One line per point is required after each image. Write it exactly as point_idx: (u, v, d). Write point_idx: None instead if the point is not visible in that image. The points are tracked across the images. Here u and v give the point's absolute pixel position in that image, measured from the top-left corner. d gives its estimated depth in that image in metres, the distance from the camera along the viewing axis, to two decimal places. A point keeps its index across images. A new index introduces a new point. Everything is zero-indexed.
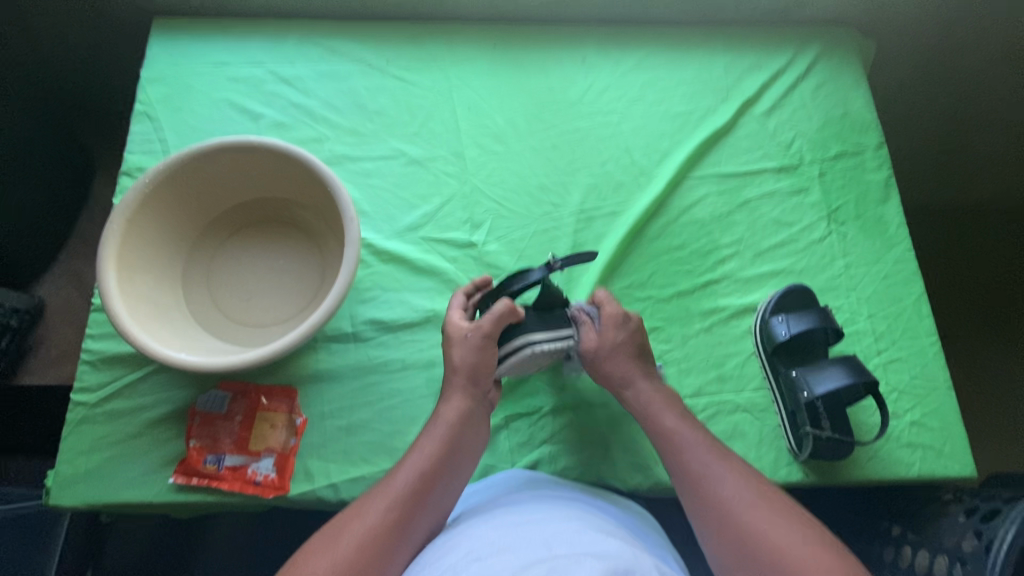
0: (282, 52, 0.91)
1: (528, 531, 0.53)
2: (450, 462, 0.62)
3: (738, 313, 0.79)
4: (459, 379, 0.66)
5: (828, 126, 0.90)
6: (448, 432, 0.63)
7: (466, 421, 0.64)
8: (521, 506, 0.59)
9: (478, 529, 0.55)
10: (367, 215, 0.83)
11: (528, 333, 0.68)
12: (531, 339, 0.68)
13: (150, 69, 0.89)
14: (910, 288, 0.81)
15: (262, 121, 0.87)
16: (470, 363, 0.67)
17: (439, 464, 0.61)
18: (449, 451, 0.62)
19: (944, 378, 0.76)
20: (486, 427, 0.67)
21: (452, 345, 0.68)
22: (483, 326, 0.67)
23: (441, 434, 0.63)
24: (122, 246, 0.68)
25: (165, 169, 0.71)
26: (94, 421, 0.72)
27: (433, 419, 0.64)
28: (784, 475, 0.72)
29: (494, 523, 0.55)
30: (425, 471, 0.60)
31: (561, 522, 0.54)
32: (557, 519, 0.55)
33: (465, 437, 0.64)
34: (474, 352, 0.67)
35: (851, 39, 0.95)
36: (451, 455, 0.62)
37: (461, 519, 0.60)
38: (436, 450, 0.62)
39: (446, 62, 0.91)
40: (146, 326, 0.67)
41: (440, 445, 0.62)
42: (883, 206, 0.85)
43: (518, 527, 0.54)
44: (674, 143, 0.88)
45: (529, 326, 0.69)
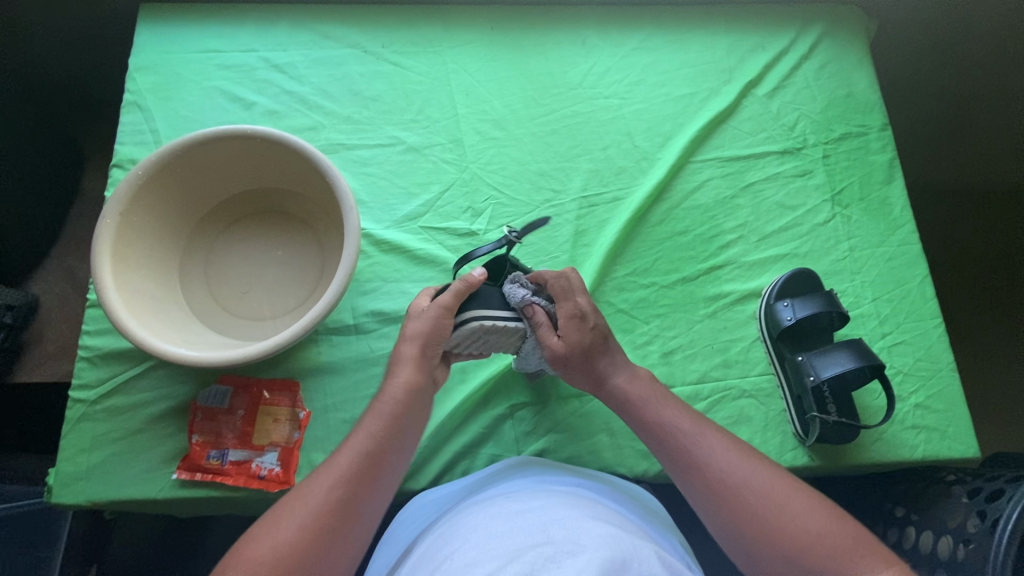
0: (274, 38, 0.89)
1: (526, 519, 0.52)
2: (398, 435, 0.60)
3: (742, 298, 0.79)
4: (416, 355, 0.64)
5: (832, 107, 0.88)
6: (396, 406, 0.61)
7: (414, 394, 0.62)
8: (519, 495, 0.59)
9: (476, 516, 0.55)
10: (366, 204, 0.81)
11: (483, 309, 0.63)
12: (482, 315, 0.62)
13: (138, 58, 0.86)
14: (914, 270, 0.80)
15: (255, 109, 0.85)
16: (426, 337, 0.64)
17: (388, 438, 0.59)
18: (397, 425, 0.61)
19: (948, 360, 0.76)
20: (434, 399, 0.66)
21: (411, 320, 0.65)
22: (441, 300, 0.64)
23: (391, 407, 0.61)
24: (117, 241, 0.67)
25: (157, 160, 0.69)
26: (94, 418, 0.71)
27: (380, 395, 0.62)
28: (790, 459, 0.72)
29: (492, 511, 0.55)
30: (373, 447, 0.58)
31: (559, 509, 0.54)
32: (557, 507, 0.54)
33: (415, 410, 0.62)
34: (430, 326, 0.64)
35: (854, 17, 0.94)
36: (401, 429, 0.61)
37: (459, 508, 0.60)
38: (384, 425, 0.60)
39: (443, 46, 0.89)
40: (145, 322, 0.65)
41: (387, 420, 0.60)
42: (887, 187, 0.85)
43: (517, 515, 0.53)
44: (676, 126, 0.86)
45: (488, 303, 0.64)
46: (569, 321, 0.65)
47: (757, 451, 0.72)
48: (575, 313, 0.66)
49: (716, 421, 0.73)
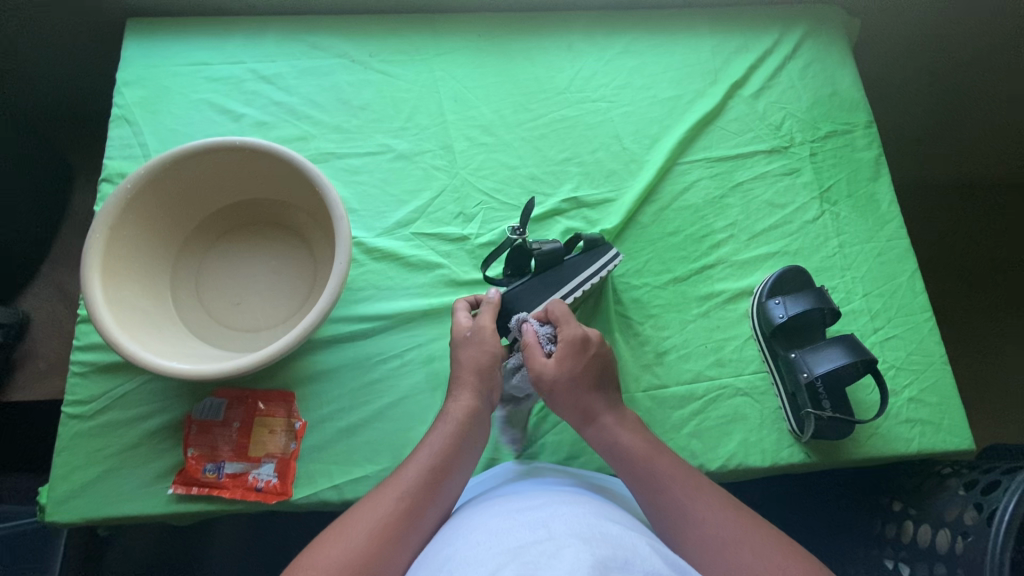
0: (261, 49, 0.89)
1: (527, 517, 0.52)
2: (455, 461, 0.60)
3: (735, 297, 0.79)
4: (468, 376, 0.64)
5: (818, 105, 0.89)
6: (456, 432, 0.61)
7: (470, 422, 0.62)
8: (522, 494, 0.59)
9: (476, 517, 0.55)
10: (357, 212, 0.81)
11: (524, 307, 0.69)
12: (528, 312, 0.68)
13: (125, 72, 0.86)
14: (903, 264, 0.81)
15: (243, 121, 0.85)
16: (469, 367, 0.65)
17: (447, 465, 0.59)
18: (457, 451, 0.61)
19: (940, 353, 0.77)
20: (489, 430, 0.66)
21: (457, 346, 0.67)
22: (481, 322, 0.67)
23: (450, 433, 0.61)
24: (106, 254, 0.66)
25: (146, 173, 0.68)
26: (87, 434, 0.71)
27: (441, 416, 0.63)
28: (787, 456, 0.72)
29: (494, 511, 0.55)
30: (434, 469, 0.58)
31: (561, 506, 0.54)
32: (558, 505, 0.54)
33: (473, 440, 0.62)
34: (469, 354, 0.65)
35: (837, 18, 0.95)
36: (458, 455, 0.60)
37: (462, 509, 0.60)
38: (441, 451, 0.60)
39: (431, 54, 0.90)
40: (138, 336, 0.65)
41: (445, 445, 0.60)
42: (875, 182, 0.85)
43: (518, 513, 0.53)
44: (664, 128, 0.87)
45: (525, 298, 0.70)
46: (567, 345, 0.64)
47: (753, 449, 0.72)
48: (576, 341, 0.64)
49: (712, 420, 0.73)
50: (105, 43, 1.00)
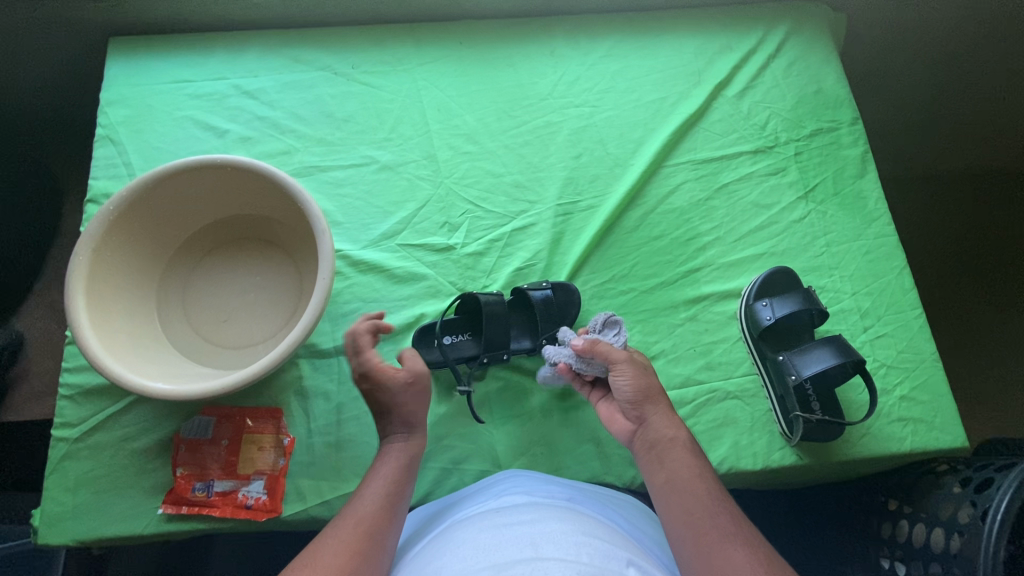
0: (243, 65, 0.89)
1: (514, 533, 0.52)
2: (395, 497, 0.60)
3: (723, 299, 0.79)
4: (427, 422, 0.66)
5: (802, 104, 0.89)
6: (397, 458, 0.63)
7: (401, 460, 0.63)
8: (512, 507, 0.59)
9: (465, 530, 0.55)
10: (341, 225, 0.81)
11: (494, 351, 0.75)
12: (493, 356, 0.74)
13: (108, 92, 0.86)
14: (892, 262, 0.81)
15: (227, 137, 0.85)
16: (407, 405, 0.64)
17: (390, 502, 0.59)
18: (397, 489, 0.60)
19: (930, 351, 0.76)
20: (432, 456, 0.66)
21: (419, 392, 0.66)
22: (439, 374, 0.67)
23: (388, 473, 0.61)
24: (91, 276, 0.67)
25: (128, 194, 0.69)
26: (77, 456, 0.71)
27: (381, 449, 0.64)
28: (779, 459, 0.72)
29: (483, 524, 0.55)
30: (384, 492, 0.59)
31: (549, 522, 0.54)
32: (545, 521, 0.54)
33: (409, 480, 0.62)
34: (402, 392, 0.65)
35: (820, 15, 0.94)
36: (397, 492, 0.60)
37: (453, 520, 0.60)
38: (380, 488, 0.60)
39: (413, 63, 0.90)
40: (123, 358, 0.65)
41: (386, 482, 0.60)
42: (861, 180, 0.85)
43: (505, 529, 0.53)
44: (648, 131, 0.87)
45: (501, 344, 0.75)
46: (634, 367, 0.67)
47: (745, 453, 0.71)
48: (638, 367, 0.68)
49: (702, 424, 0.72)
50: (89, 62, 1.00)
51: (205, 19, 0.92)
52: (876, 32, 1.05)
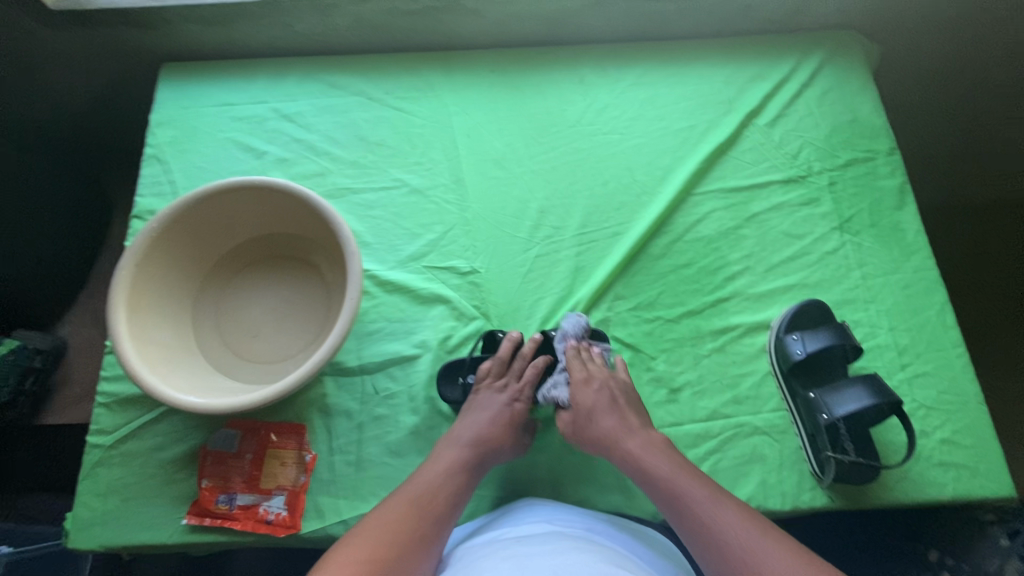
0: (284, 89, 0.93)
1: (536, 563, 0.51)
2: (444, 506, 0.62)
3: (751, 331, 0.77)
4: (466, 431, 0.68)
5: (837, 133, 0.87)
6: (467, 440, 0.67)
7: (459, 471, 0.65)
8: (532, 536, 0.58)
9: (485, 561, 0.54)
10: (370, 246, 0.83)
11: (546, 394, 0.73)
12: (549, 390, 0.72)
13: (158, 114, 0.91)
14: (932, 297, 0.77)
15: (266, 158, 0.89)
16: (484, 422, 0.68)
17: (450, 478, 0.64)
18: (458, 469, 0.65)
19: (974, 392, 0.72)
20: (505, 451, 0.69)
21: (473, 408, 0.70)
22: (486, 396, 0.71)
23: (451, 454, 0.66)
24: (132, 290, 0.69)
25: (172, 212, 0.72)
26: (109, 462, 0.73)
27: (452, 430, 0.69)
28: (809, 500, 0.69)
29: (504, 554, 0.54)
30: (446, 470, 0.65)
31: (571, 552, 0.53)
32: (567, 552, 0.53)
33: (472, 465, 0.66)
34: (491, 410, 0.69)
35: (856, 44, 0.93)
36: (447, 501, 0.63)
37: (472, 551, 0.59)
38: (437, 480, 0.63)
39: (444, 89, 0.92)
40: (158, 370, 0.68)
41: (449, 465, 0.65)
42: (899, 212, 0.82)
43: (526, 559, 0.52)
44: (677, 158, 0.86)
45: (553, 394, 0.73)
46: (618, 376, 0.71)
47: (773, 492, 0.69)
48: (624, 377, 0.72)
49: (728, 460, 0.70)
50: (141, 87, 1.06)
51: (251, 46, 0.97)
52: (914, 62, 1.03)
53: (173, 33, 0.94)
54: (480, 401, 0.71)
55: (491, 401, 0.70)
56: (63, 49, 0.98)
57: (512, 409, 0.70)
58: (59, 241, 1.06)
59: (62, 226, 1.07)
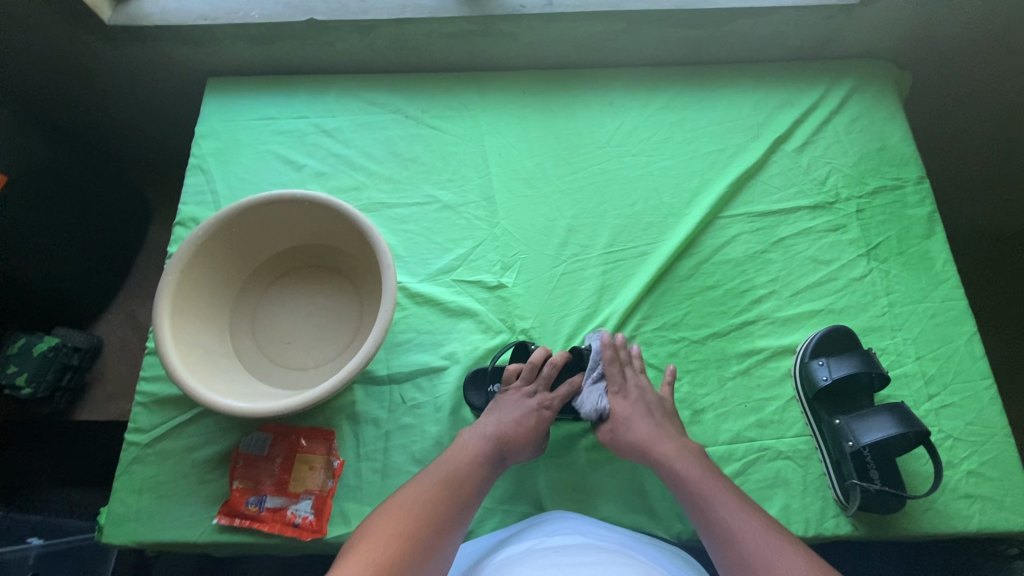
0: (323, 106, 0.96)
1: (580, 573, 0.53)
2: (467, 496, 0.64)
3: (776, 355, 0.78)
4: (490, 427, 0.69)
5: (864, 161, 0.88)
6: (493, 432, 0.69)
7: (482, 462, 0.67)
8: (569, 546, 0.60)
9: (526, 566, 0.56)
10: (401, 258, 0.85)
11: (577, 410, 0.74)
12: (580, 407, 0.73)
13: (203, 126, 0.95)
14: (960, 327, 0.77)
15: (304, 171, 0.92)
16: (510, 421, 0.70)
17: (472, 470, 0.66)
18: (480, 461, 0.67)
19: (1003, 425, 0.72)
20: (530, 445, 0.70)
21: (498, 408, 0.71)
22: (513, 396, 0.72)
23: (476, 445, 0.68)
24: (176, 295, 0.73)
25: (217, 221, 0.75)
26: (145, 460, 0.76)
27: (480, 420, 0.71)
28: (832, 527, 0.68)
29: (545, 561, 0.56)
30: (469, 462, 0.66)
31: (610, 565, 0.55)
32: (607, 564, 0.55)
33: (496, 456, 0.68)
34: (517, 411, 0.71)
35: (885, 73, 0.94)
36: (471, 492, 0.65)
37: (508, 555, 0.61)
38: (460, 470, 0.66)
39: (477, 109, 0.95)
40: (197, 373, 0.70)
41: (472, 457, 0.67)
42: (928, 240, 0.82)
43: (569, 568, 0.54)
44: (704, 182, 0.88)
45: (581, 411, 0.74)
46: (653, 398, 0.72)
47: (795, 517, 0.69)
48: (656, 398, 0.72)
49: (751, 483, 0.71)
50: (186, 99, 1.10)
51: (293, 64, 1.01)
52: (943, 92, 1.04)
53: (221, 50, 0.99)
54: (506, 401, 0.72)
55: (516, 403, 0.71)
56: (104, 62, 1.02)
57: (539, 414, 0.71)
58: (83, 247, 1.08)
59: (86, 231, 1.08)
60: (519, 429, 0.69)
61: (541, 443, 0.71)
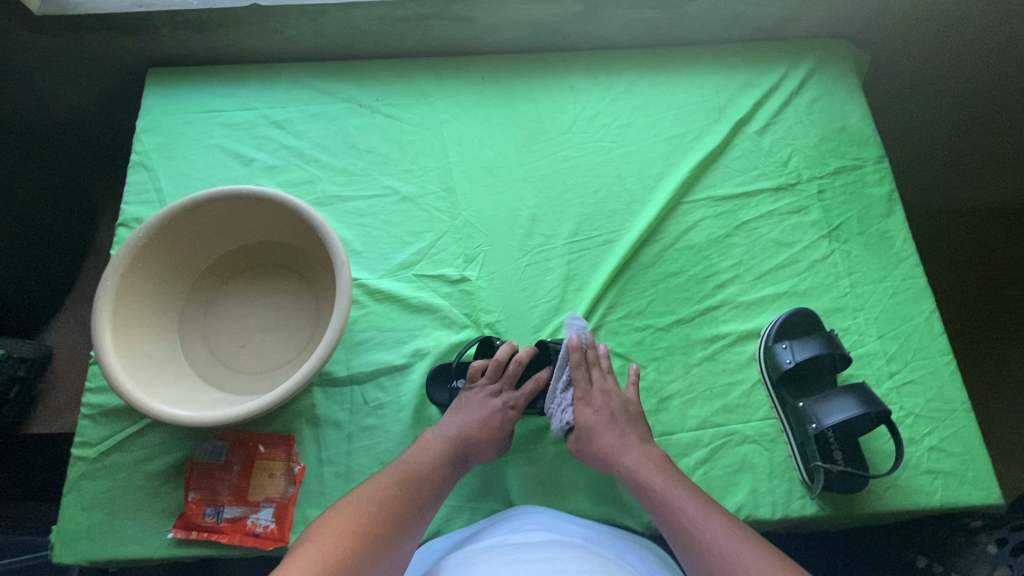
0: (273, 96, 0.92)
1: (536, 570, 0.52)
2: (426, 497, 0.63)
3: (741, 339, 0.77)
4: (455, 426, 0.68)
5: (825, 141, 0.88)
6: (457, 431, 0.67)
7: (444, 462, 0.65)
8: (530, 542, 0.58)
9: (484, 564, 0.55)
10: (359, 254, 0.83)
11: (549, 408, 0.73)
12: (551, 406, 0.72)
13: (144, 120, 0.90)
14: (920, 305, 0.78)
15: (254, 165, 0.88)
16: (474, 421, 0.68)
17: (434, 471, 0.65)
18: (443, 461, 0.65)
19: (962, 400, 0.73)
20: (496, 443, 0.69)
21: (462, 407, 0.70)
22: (478, 394, 0.71)
23: (440, 444, 0.66)
24: (117, 301, 0.69)
25: (158, 222, 0.71)
26: (94, 475, 0.72)
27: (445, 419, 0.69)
28: (798, 509, 0.69)
29: (503, 559, 0.55)
30: (431, 462, 0.65)
31: (569, 561, 0.54)
32: (566, 559, 0.54)
33: (458, 457, 0.67)
34: (483, 411, 0.69)
35: (844, 52, 0.94)
36: (429, 492, 0.63)
37: (468, 553, 0.59)
38: (422, 469, 0.64)
39: (434, 96, 0.92)
40: (142, 382, 0.67)
41: (434, 457, 0.65)
42: (887, 219, 0.83)
43: (525, 565, 0.53)
44: (667, 166, 0.86)
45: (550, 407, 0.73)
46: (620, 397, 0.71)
47: (763, 500, 0.69)
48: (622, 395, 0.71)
49: (719, 469, 0.70)
50: (126, 93, 1.04)
51: (240, 53, 0.96)
52: (902, 70, 1.04)
53: (161, 39, 0.93)
54: (471, 400, 0.70)
55: (481, 403, 0.70)
56: (33, 53, 0.96)
57: (504, 414, 0.70)
58: (22, 251, 1.01)
59: (10, 235, 1.00)
60: (484, 428, 0.68)
61: (507, 440, 0.70)
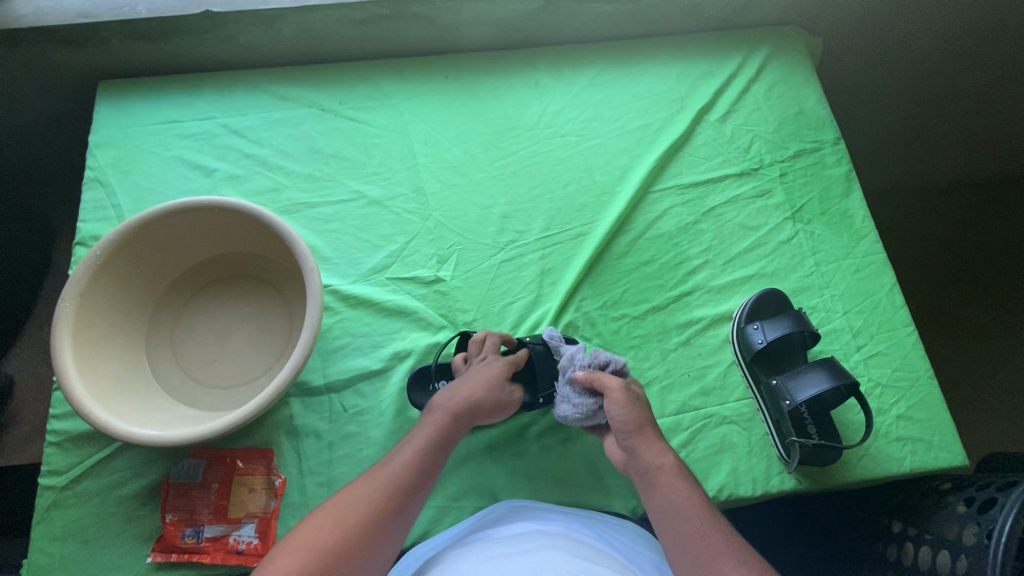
0: (232, 104, 0.90)
1: (516, 564, 0.52)
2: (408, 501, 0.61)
3: (714, 323, 0.79)
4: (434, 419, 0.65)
5: (784, 126, 0.90)
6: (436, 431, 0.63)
7: (424, 461, 0.62)
8: (509, 537, 0.59)
9: (465, 563, 0.55)
10: (330, 260, 0.81)
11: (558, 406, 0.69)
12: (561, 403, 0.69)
13: (97, 135, 0.87)
14: (881, 279, 0.81)
15: (216, 175, 0.86)
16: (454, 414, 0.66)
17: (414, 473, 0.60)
18: (423, 463, 0.61)
19: (925, 368, 0.76)
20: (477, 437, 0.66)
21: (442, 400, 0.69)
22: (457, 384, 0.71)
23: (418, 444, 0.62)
24: (77, 323, 0.66)
25: (116, 238, 0.69)
26: (64, 504, 0.69)
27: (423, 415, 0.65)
28: (777, 484, 0.70)
29: (482, 556, 0.55)
30: (411, 465, 0.61)
31: (548, 550, 0.55)
32: (545, 548, 0.55)
33: (438, 457, 0.63)
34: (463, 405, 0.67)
35: (797, 39, 0.96)
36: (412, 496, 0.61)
37: (448, 553, 0.59)
38: (400, 472, 0.60)
39: (398, 98, 0.91)
40: (109, 405, 0.64)
41: (414, 458, 0.61)
42: (847, 198, 0.86)
43: (505, 559, 0.53)
44: (633, 158, 0.88)
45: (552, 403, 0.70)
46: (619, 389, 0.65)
47: (743, 478, 0.70)
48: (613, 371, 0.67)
49: (699, 451, 0.72)
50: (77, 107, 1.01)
51: (194, 61, 0.93)
52: (854, 55, 1.07)
53: (110, 50, 0.90)
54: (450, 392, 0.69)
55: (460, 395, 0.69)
56: None
57: None
58: None
59: None
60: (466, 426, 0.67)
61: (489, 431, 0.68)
